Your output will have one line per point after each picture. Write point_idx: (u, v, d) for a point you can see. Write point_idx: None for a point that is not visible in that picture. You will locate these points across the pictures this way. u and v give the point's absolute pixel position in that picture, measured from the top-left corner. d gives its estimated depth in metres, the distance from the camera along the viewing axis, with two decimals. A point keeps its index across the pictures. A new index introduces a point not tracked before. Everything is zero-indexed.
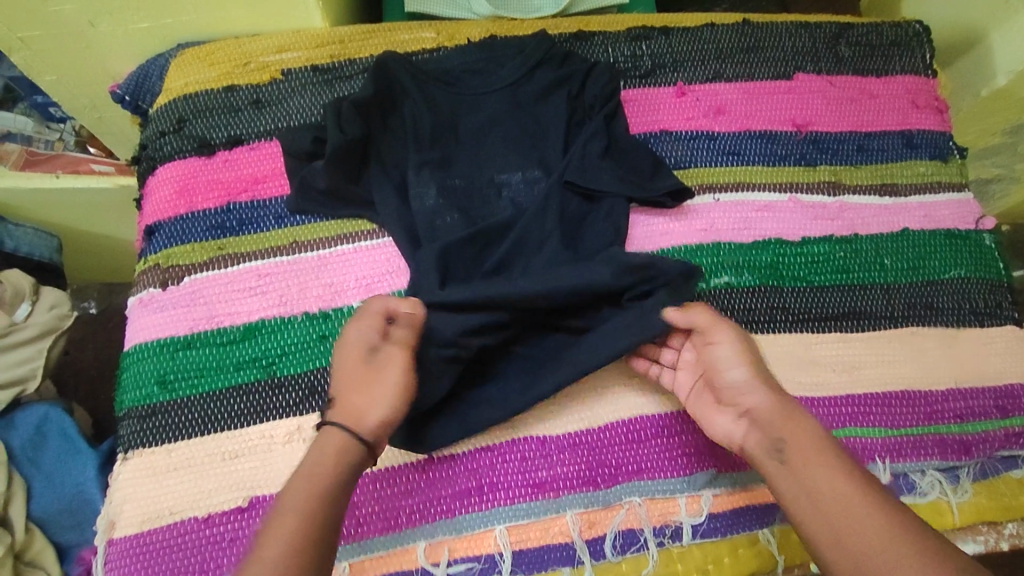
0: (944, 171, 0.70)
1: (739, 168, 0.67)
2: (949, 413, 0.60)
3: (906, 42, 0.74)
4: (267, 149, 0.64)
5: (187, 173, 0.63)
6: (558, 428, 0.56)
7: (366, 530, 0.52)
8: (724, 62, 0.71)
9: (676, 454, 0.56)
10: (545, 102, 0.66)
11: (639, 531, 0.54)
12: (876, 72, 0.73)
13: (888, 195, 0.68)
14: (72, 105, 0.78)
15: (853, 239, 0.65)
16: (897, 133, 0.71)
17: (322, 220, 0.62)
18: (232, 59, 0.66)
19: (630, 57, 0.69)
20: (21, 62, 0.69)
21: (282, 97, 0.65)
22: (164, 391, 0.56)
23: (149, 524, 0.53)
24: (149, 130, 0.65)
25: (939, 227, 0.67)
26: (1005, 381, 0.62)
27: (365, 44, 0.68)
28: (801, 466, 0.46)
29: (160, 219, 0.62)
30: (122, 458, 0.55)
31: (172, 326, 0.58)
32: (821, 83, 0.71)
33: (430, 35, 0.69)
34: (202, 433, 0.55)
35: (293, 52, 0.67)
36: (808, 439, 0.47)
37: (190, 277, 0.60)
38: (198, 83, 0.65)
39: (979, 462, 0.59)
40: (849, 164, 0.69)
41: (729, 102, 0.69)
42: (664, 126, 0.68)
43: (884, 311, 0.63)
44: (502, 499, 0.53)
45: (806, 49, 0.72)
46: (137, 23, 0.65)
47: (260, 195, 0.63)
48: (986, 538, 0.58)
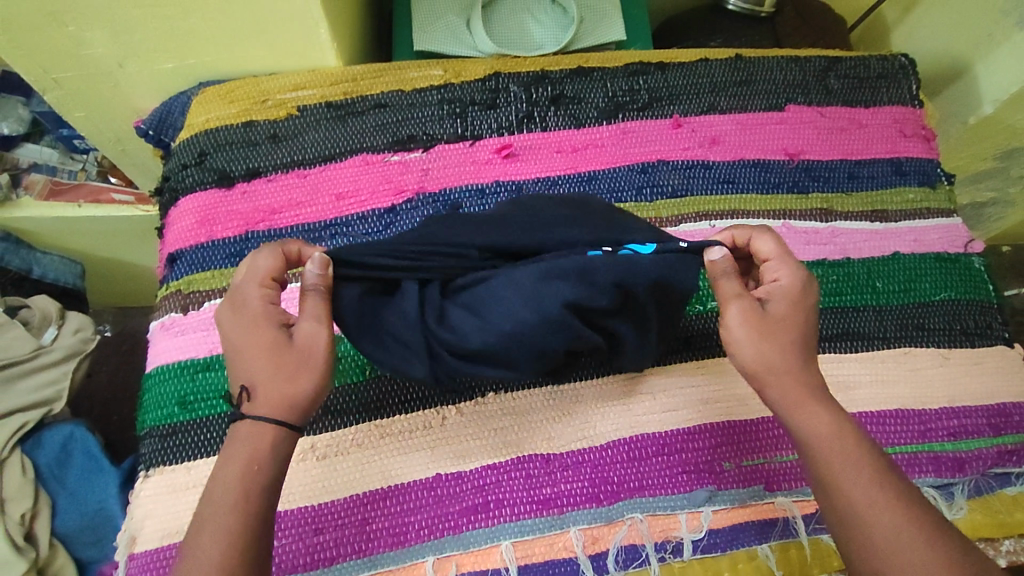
0: (932, 197, 0.73)
1: (734, 196, 0.70)
2: (942, 431, 0.62)
3: (893, 74, 0.77)
4: (283, 181, 0.67)
5: (208, 204, 0.66)
6: (562, 446, 0.58)
7: (377, 545, 0.54)
8: (719, 95, 0.74)
9: (676, 472, 0.58)
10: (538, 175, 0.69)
11: (641, 547, 0.56)
12: (865, 103, 0.76)
13: (878, 221, 0.71)
14: (98, 139, 0.82)
15: (844, 262, 0.68)
16: (886, 161, 0.74)
17: (336, 247, 0.66)
18: (251, 96, 0.70)
19: (628, 91, 0.73)
20: (53, 101, 0.73)
21: (298, 131, 0.69)
22: (184, 411, 0.59)
23: (168, 540, 0.55)
24: (171, 163, 0.69)
25: (929, 251, 0.70)
26: (998, 401, 0.64)
27: (375, 82, 0.72)
28: (824, 458, 0.46)
29: (181, 248, 0.65)
30: (142, 476, 0.57)
31: (191, 349, 0.61)
32: (812, 114, 0.74)
33: (437, 72, 0.73)
34: (219, 451, 0.57)
35: (308, 89, 0.71)
36: (825, 429, 0.47)
37: (208, 302, 0.63)
38: (218, 119, 0.69)
39: (971, 478, 0.60)
40: (840, 191, 0.72)
41: (723, 133, 0.73)
42: (662, 157, 0.71)
43: (877, 331, 0.65)
44: (507, 516, 0.55)
45: (796, 82, 0.75)
46: (162, 63, 0.69)
47: (277, 224, 0.66)
48: (983, 554, 0.59)
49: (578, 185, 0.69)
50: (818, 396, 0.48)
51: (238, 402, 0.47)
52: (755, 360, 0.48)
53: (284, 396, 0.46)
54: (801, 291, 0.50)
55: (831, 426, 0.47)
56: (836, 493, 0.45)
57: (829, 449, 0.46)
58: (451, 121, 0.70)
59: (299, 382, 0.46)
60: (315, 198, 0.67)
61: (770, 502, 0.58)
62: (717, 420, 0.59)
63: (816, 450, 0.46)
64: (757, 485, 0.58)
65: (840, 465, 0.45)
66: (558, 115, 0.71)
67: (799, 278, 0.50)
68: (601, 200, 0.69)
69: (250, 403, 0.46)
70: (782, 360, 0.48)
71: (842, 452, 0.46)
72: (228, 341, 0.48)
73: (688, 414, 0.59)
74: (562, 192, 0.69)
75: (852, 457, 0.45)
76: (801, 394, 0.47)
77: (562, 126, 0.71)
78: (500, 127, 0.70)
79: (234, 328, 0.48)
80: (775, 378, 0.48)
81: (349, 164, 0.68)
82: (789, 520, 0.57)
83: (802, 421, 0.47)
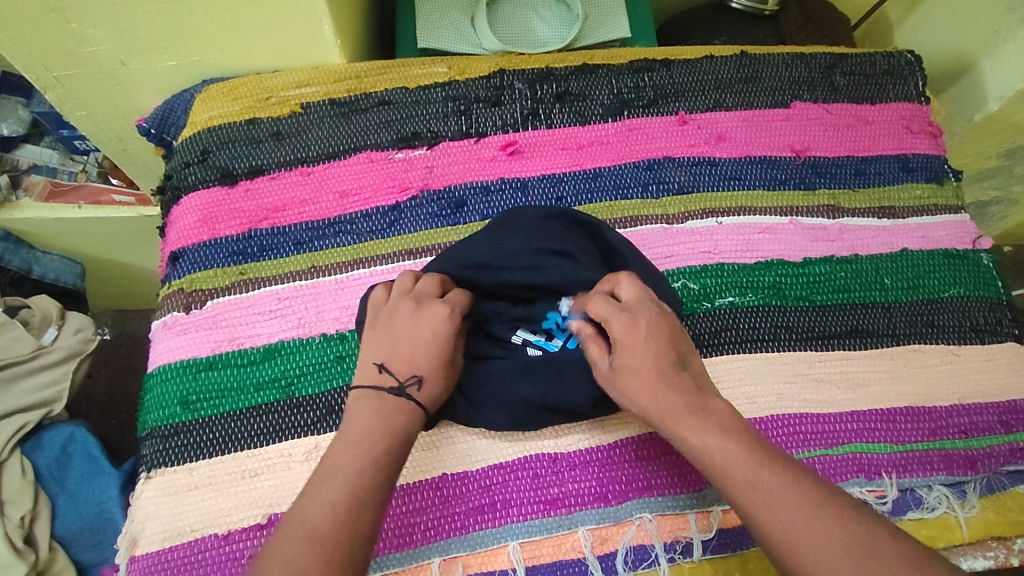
0: (939, 194, 0.72)
1: (740, 193, 0.69)
2: (953, 429, 0.61)
3: (899, 71, 0.77)
4: (286, 179, 0.67)
5: (210, 202, 0.65)
6: (570, 445, 0.57)
7: (383, 546, 0.53)
8: (724, 92, 0.74)
9: (685, 471, 0.57)
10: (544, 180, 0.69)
11: (650, 547, 0.55)
12: (871, 99, 0.75)
13: (886, 217, 0.70)
14: (99, 139, 0.82)
15: (852, 259, 0.67)
16: (892, 158, 0.73)
17: (340, 245, 0.65)
18: (254, 94, 0.69)
19: (633, 88, 0.73)
20: (54, 99, 0.72)
21: (302, 129, 0.69)
22: (186, 411, 0.58)
23: (170, 542, 0.54)
24: (174, 161, 0.68)
25: (936, 248, 0.69)
26: (1008, 398, 0.63)
27: (379, 79, 0.71)
28: (722, 475, 0.44)
29: (183, 246, 0.64)
30: (144, 477, 0.56)
31: (194, 348, 0.60)
32: (818, 110, 0.74)
33: (441, 69, 0.73)
34: (222, 452, 0.57)
35: (312, 87, 0.70)
36: (706, 448, 0.45)
37: (211, 301, 0.62)
38: (221, 116, 0.68)
39: (982, 476, 0.60)
40: (847, 187, 0.71)
41: (729, 129, 0.72)
42: (667, 154, 0.70)
43: (885, 328, 0.65)
44: (514, 516, 0.54)
45: (802, 79, 0.75)
46: (165, 60, 0.69)
47: (280, 222, 0.65)
48: (996, 554, 0.58)
49: (584, 182, 0.69)
50: (687, 413, 0.46)
51: (408, 385, 0.50)
52: (643, 411, 0.48)
53: (439, 395, 0.51)
54: (632, 327, 0.48)
55: (712, 442, 0.45)
56: (741, 506, 0.43)
57: (720, 466, 0.44)
58: (455, 119, 0.70)
59: (447, 390, 0.52)
60: (318, 195, 0.66)
61: None
62: None
63: (717, 471, 0.44)
64: None
65: (737, 475, 0.43)
66: (563, 112, 0.71)
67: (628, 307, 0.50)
68: (607, 198, 0.68)
69: (422, 391, 0.50)
70: (652, 401, 0.47)
71: (727, 465, 0.44)
72: (400, 336, 0.51)
73: None
74: (567, 190, 0.68)
75: (739, 463, 0.43)
76: (674, 416, 0.46)
77: (567, 123, 0.71)
78: (505, 124, 0.70)
79: (419, 329, 0.51)
80: (655, 407, 0.47)
81: (353, 162, 0.68)
82: None
83: (696, 442, 0.45)
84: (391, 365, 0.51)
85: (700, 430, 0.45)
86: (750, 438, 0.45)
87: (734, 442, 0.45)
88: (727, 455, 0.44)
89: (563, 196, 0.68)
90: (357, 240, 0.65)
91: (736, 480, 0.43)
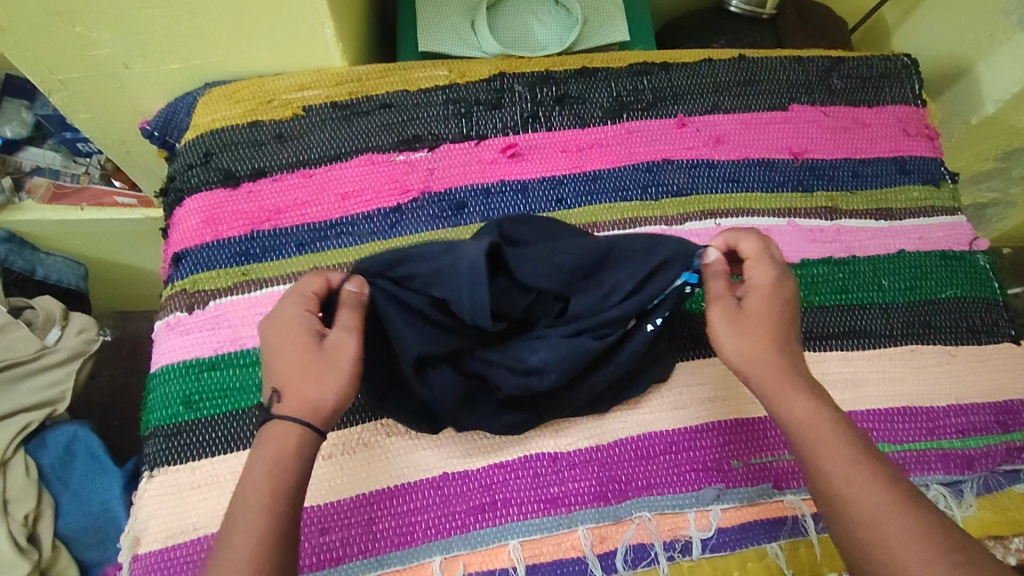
0: (936, 196, 0.73)
1: (739, 195, 0.70)
2: (951, 428, 0.62)
3: (896, 74, 0.77)
4: (289, 181, 0.67)
5: (214, 204, 0.66)
6: (569, 444, 0.57)
7: (383, 545, 0.53)
8: (722, 95, 0.74)
9: (684, 470, 0.57)
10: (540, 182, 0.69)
11: (650, 546, 0.55)
12: (869, 102, 0.76)
13: (883, 219, 0.71)
14: (102, 141, 0.82)
15: (850, 260, 0.68)
16: (889, 160, 0.74)
17: (342, 247, 0.65)
18: (256, 97, 0.70)
19: (633, 91, 0.73)
20: (58, 102, 0.73)
21: (304, 131, 0.69)
22: (189, 410, 0.58)
23: (173, 540, 0.54)
24: (177, 163, 0.69)
25: (934, 249, 0.70)
26: (1005, 398, 0.64)
27: (380, 82, 0.72)
28: (804, 441, 0.45)
29: (186, 247, 0.65)
30: (147, 476, 0.57)
31: (197, 348, 0.61)
32: (816, 113, 0.74)
33: (442, 73, 0.73)
34: (224, 451, 0.57)
35: (314, 90, 0.71)
36: (797, 415, 0.46)
37: (214, 302, 0.62)
38: (224, 119, 0.69)
39: (979, 475, 0.60)
40: (844, 189, 0.72)
41: (727, 132, 0.73)
42: (666, 156, 0.71)
43: (883, 329, 0.65)
44: (515, 515, 0.55)
45: (800, 82, 0.76)
46: (168, 64, 0.69)
47: (282, 223, 0.66)
48: (994, 552, 0.58)
49: (583, 183, 0.69)
50: (791, 383, 0.47)
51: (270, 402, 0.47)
52: (739, 356, 0.49)
53: (308, 398, 0.46)
54: (777, 287, 0.51)
55: (804, 411, 0.46)
56: (825, 476, 0.44)
57: (811, 436, 0.45)
58: (456, 121, 0.70)
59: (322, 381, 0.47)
60: (320, 197, 0.67)
61: (779, 500, 0.57)
62: (725, 418, 0.59)
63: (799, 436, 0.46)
64: (765, 483, 0.58)
65: (819, 445, 0.45)
66: (563, 114, 0.72)
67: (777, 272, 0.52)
68: (606, 200, 0.69)
69: (279, 403, 0.46)
70: (768, 360, 0.48)
71: (821, 436, 0.45)
72: (270, 349, 0.49)
73: (695, 411, 0.59)
74: (567, 192, 0.69)
75: (835, 442, 0.45)
76: (785, 385, 0.47)
77: (567, 125, 0.71)
78: (505, 127, 0.71)
79: (286, 337, 0.49)
80: (753, 368, 0.49)
81: (355, 164, 0.68)
82: (798, 518, 0.57)
83: (791, 410, 0.47)
84: (263, 385, 0.48)
85: (794, 395, 0.47)
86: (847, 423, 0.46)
87: (824, 416, 0.46)
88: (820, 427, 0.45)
89: (562, 198, 0.69)
90: (358, 242, 0.66)
91: (823, 453, 0.44)
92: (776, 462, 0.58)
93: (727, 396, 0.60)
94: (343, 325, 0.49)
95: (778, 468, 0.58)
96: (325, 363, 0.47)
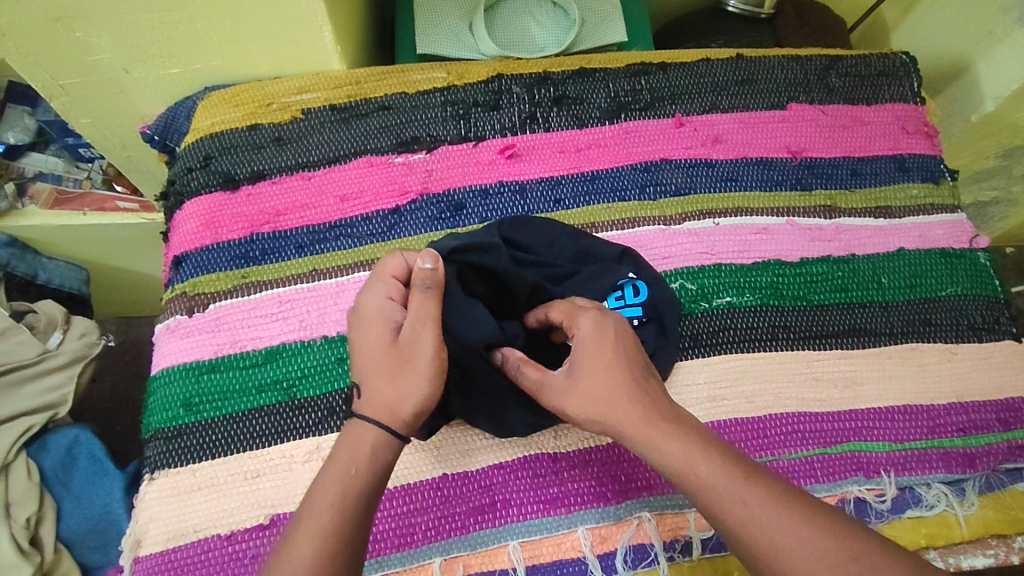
0: (936, 193, 0.72)
1: (737, 194, 0.70)
2: (952, 427, 0.61)
3: (894, 72, 0.77)
4: (287, 183, 0.67)
5: (213, 207, 0.66)
6: (569, 445, 0.57)
7: (383, 546, 0.53)
8: (720, 94, 0.74)
9: None
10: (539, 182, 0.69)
11: (650, 546, 0.55)
12: (866, 100, 0.76)
13: (882, 217, 0.71)
14: (104, 145, 0.82)
15: (849, 259, 0.68)
16: (888, 158, 0.74)
17: (341, 249, 0.66)
18: (256, 100, 0.70)
19: (631, 91, 0.73)
20: (59, 107, 0.74)
21: (302, 134, 0.69)
22: (190, 413, 0.59)
23: (173, 542, 0.54)
24: (177, 167, 0.69)
25: (933, 247, 0.69)
26: (1006, 396, 0.63)
27: (379, 84, 0.72)
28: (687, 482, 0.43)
29: (186, 251, 0.65)
30: (148, 479, 0.57)
31: (197, 351, 0.61)
32: (813, 112, 0.74)
33: (440, 75, 0.73)
34: (225, 453, 0.57)
35: (313, 93, 0.71)
36: (676, 456, 0.44)
37: (214, 304, 0.63)
38: (223, 122, 0.69)
39: (980, 473, 0.60)
40: (843, 188, 0.72)
41: (725, 131, 0.73)
42: (664, 155, 0.71)
43: (883, 328, 0.65)
44: (515, 516, 0.55)
45: (798, 81, 0.76)
46: (168, 68, 0.70)
47: (281, 226, 0.66)
48: (995, 551, 0.58)
49: (582, 184, 0.69)
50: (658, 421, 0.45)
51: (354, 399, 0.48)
52: (599, 416, 0.46)
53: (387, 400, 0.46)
54: (597, 328, 0.49)
55: (677, 451, 0.44)
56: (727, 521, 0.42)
57: (694, 479, 0.43)
58: (454, 123, 0.71)
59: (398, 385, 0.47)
60: (319, 200, 0.67)
61: None
62: (724, 418, 0.59)
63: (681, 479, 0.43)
64: None
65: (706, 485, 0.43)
66: (561, 115, 0.72)
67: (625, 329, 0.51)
68: (604, 200, 0.69)
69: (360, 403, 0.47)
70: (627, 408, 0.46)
71: (710, 471, 0.43)
72: (359, 346, 0.49)
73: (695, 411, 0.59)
74: (565, 192, 0.69)
75: (727, 471, 0.43)
76: (650, 424, 0.45)
77: (565, 126, 0.71)
78: (503, 128, 0.71)
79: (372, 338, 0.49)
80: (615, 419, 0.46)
81: (353, 166, 0.68)
82: None
83: (674, 461, 0.44)
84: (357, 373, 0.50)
85: (659, 434, 0.45)
86: (712, 440, 0.45)
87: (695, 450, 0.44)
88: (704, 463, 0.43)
89: (560, 198, 0.69)
90: (357, 243, 0.66)
91: (717, 497, 0.42)
92: (778, 461, 0.58)
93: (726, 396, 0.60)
94: (416, 316, 0.48)
95: (778, 467, 0.58)
96: (408, 362, 0.47)
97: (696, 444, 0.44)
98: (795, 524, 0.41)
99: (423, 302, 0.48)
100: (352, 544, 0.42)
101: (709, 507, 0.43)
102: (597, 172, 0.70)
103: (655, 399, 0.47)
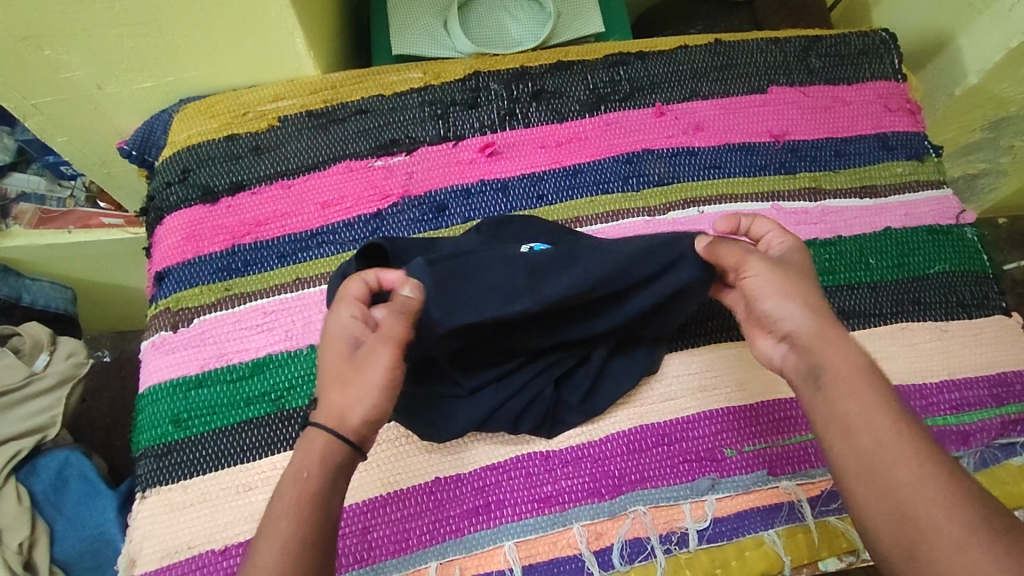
0: (920, 170, 0.72)
1: (721, 180, 0.70)
2: (944, 405, 0.61)
3: (874, 50, 0.77)
4: (267, 193, 0.67)
5: (193, 221, 0.65)
6: (560, 442, 0.57)
7: (379, 553, 0.53)
8: (700, 81, 0.74)
9: (677, 461, 0.57)
10: (520, 178, 0.69)
11: (646, 540, 0.55)
12: (848, 80, 0.75)
13: (868, 197, 0.70)
14: (84, 163, 0.82)
15: (836, 241, 0.67)
16: (872, 137, 0.73)
17: (322, 256, 0.65)
18: (231, 110, 0.70)
19: (609, 83, 0.73)
20: (34, 127, 0.73)
21: (280, 142, 0.69)
22: (179, 429, 0.58)
23: (168, 560, 0.54)
24: (155, 182, 0.68)
25: (920, 225, 0.69)
26: (999, 370, 0.63)
27: (356, 88, 0.71)
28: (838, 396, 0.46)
29: (168, 266, 0.64)
30: (140, 497, 0.57)
31: (183, 366, 0.60)
32: (794, 94, 0.74)
33: (417, 75, 0.73)
34: (215, 468, 0.57)
35: (289, 100, 0.70)
36: (849, 367, 0.47)
37: (198, 319, 0.62)
38: (199, 134, 0.68)
39: (971, 450, 0.60)
40: (827, 169, 0.71)
41: (707, 118, 0.72)
42: (647, 145, 0.70)
43: (871, 308, 0.65)
44: (509, 516, 0.55)
45: (778, 63, 0.75)
46: (140, 82, 0.69)
47: (262, 236, 0.66)
48: None
49: (564, 179, 0.69)
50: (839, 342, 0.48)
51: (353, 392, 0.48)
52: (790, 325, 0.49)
53: (337, 408, 0.47)
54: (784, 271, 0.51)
55: (847, 364, 0.47)
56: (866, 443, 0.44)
57: (848, 400, 0.46)
58: (433, 123, 0.70)
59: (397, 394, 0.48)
60: (301, 207, 0.67)
61: (775, 487, 0.57)
62: (717, 407, 0.59)
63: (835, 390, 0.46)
64: (759, 470, 0.57)
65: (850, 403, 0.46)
66: (540, 110, 0.71)
67: (791, 259, 0.53)
68: (586, 193, 0.68)
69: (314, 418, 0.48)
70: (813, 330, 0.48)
71: (868, 402, 0.45)
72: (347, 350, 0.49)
73: (687, 402, 0.59)
74: (548, 188, 0.69)
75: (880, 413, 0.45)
76: (824, 339, 0.48)
77: (544, 121, 0.71)
78: (483, 126, 0.70)
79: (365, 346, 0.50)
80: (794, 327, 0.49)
81: (334, 172, 0.68)
82: (795, 505, 0.57)
83: (833, 385, 0.47)
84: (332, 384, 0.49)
85: (843, 357, 0.47)
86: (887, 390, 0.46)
87: (868, 384, 0.46)
88: (857, 397, 0.46)
89: (543, 194, 0.68)
90: (340, 250, 0.66)
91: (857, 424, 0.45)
92: (770, 448, 0.58)
93: (718, 385, 0.60)
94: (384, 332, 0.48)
95: (772, 454, 0.58)
96: (356, 374, 0.47)
97: (863, 386, 0.46)
98: (912, 475, 0.43)
99: (391, 324, 0.48)
100: (315, 545, 0.43)
101: (839, 431, 0.46)
102: (578, 166, 0.69)
103: (835, 332, 0.49)
